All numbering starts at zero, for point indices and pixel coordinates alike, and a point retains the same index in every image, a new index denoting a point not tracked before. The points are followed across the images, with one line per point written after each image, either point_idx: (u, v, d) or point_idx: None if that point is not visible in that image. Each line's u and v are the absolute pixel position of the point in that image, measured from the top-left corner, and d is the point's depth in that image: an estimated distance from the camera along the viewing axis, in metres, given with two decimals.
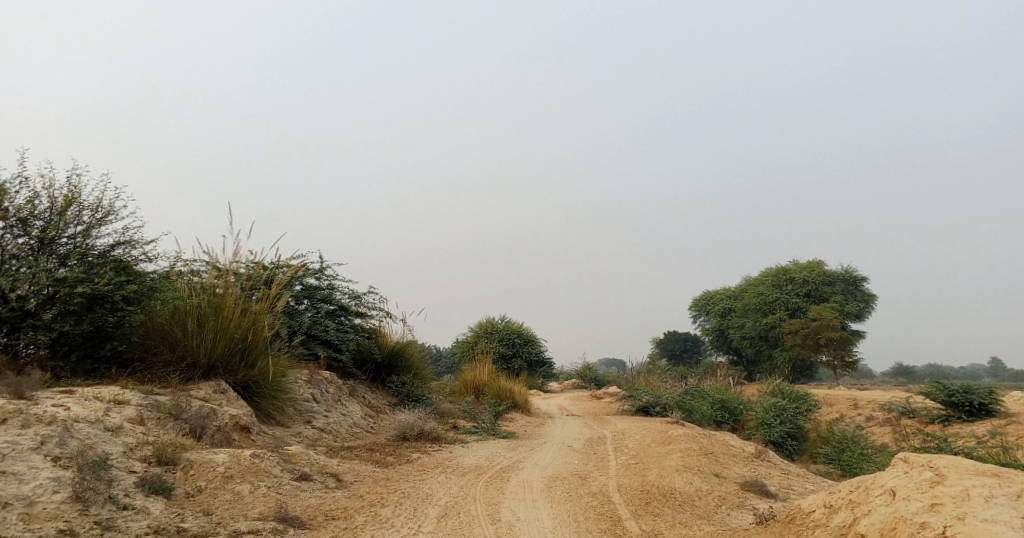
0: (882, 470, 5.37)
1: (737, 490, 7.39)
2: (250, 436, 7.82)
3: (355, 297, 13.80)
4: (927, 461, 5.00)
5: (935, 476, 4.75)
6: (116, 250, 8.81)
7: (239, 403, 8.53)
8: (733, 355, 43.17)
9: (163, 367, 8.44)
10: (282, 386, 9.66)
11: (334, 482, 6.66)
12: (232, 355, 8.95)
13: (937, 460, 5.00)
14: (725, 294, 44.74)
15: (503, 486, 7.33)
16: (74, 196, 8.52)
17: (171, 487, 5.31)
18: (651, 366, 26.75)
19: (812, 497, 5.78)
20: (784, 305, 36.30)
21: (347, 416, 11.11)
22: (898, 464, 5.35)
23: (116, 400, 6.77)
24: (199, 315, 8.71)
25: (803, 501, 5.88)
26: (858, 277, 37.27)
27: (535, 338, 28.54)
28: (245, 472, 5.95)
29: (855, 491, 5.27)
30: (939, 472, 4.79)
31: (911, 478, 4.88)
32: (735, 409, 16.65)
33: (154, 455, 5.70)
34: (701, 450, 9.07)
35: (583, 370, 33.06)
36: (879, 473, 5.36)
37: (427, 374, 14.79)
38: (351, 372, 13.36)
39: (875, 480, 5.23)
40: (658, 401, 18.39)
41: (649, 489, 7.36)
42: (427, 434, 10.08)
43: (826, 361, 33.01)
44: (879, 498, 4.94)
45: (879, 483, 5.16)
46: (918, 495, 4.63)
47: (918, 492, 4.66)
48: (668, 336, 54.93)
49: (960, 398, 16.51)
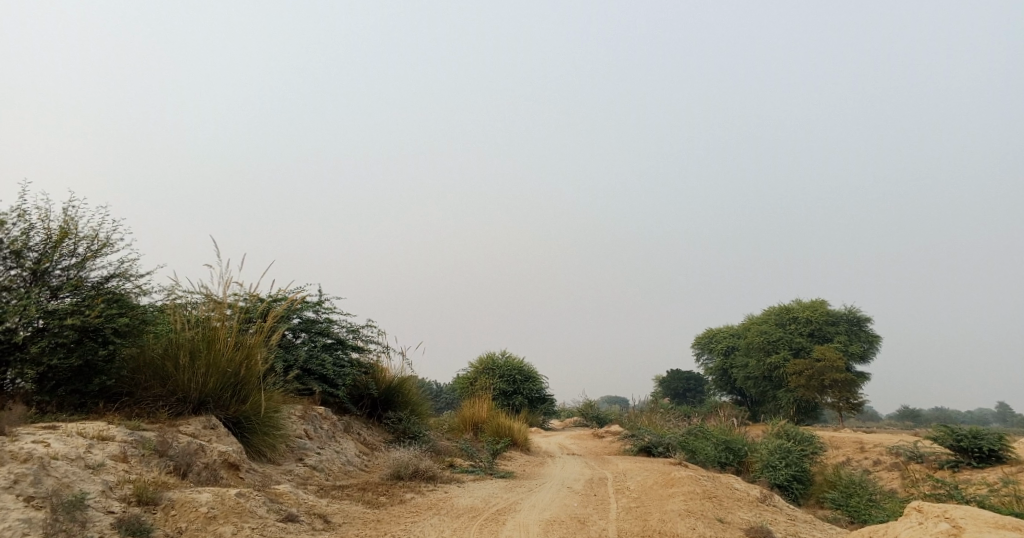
0: (895, 521, 5.13)
1: (742, 537, 7.10)
2: (238, 474, 7.58)
3: (353, 331, 13.63)
4: (943, 511, 4.79)
5: (952, 529, 4.52)
6: (110, 282, 8.70)
7: (229, 439, 8.30)
8: (737, 395, 42.59)
9: (152, 402, 8.23)
10: (274, 421, 9.42)
11: (322, 524, 6.40)
12: (224, 390, 8.74)
13: (953, 510, 4.77)
14: (728, 332, 44.40)
15: (497, 530, 7.05)
16: (70, 228, 8.45)
17: (149, 528, 5.08)
18: (653, 405, 26.34)
19: None
20: (787, 344, 35.95)
21: (340, 453, 10.84)
22: (912, 514, 5.12)
23: (99, 436, 6.57)
24: (191, 348, 8.53)
25: None
26: (862, 317, 36.97)
27: (536, 375, 28.19)
28: (229, 512, 5.71)
29: None
30: (956, 524, 4.56)
31: (927, 530, 4.65)
32: (739, 450, 16.27)
33: (134, 494, 5.48)
34: (705, 494, 8.77)
35: (584, 409, 32.58)
36: (892, 523, 5.12)
37: (425, 411, 14.50)
38: (347, 408, 13.11)
39: (888, 532, 4.98)
40: (661, 441, 18.00)
41: (651, 535, 7.07)
42: (422, 473, 9.79)
43: (831, 403, 32.51)
44: None
45: (892, 533, 4.93)
46: None
47: None
48: (672, 375, 54.31)
49: (970, 443, 16.13)
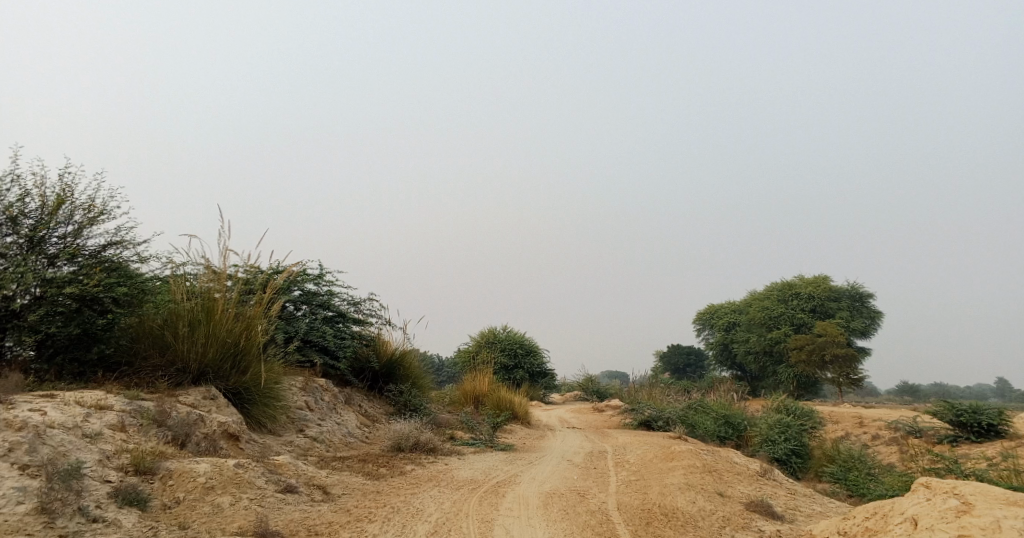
0: (902, 497, 5.08)
1: (742, 510, 7.08)
2: (238, 445, 7.57)
3: (354, 304, 13.57)
4: (951, 487, 4.73)
5: (961, 505, 4.47)
6: (108, 251, 8.60)
7: (229, 410, 8.27)
8: (738, 370, 42.73)
9: (152, 372, 8.18)
10: (275, 393, 9.40)
11: (321, 495, 6.38)
12: (224, 361, 8.68)
13: (962, 486, 4.72)
14: (729, 308, 44.41)
15: (497, 502, 7.04)
16: (66, 195, 8.32)
17: (146, 498, 5.06)
18: (654, 379, 26.43)
19: (825, 523, 5.49)
20: (789, 320, 35.94)
21: (341, 425, 10.84)
22: (919, 489, 5.06)
23: (97, 405, 6.52)
24: (190, 319, 8.45)
25: (816, 527, 5.58)
26: (864, 293, 36.87)
27: (537, 349, 28.24)
28: (227, 483, 5.69)
29: (872, 518, 4.96)
30: (965, 501, 4.51)
31: (934, 506, 4.60)
32: (739, 425, 16.32)
33: (131, 464, 5.45)
34: (705, 468, 8.75)
35: (586, 383, 32.71)
36: (898, 499, 5.07)
37: (426, 384, 14.51)
38: (348, 380, 13.12)
39: (894, 508, 4.93)
40: (661, 415, 18.06)
41: (650, 508, 7.04)
42: (423, 445, 9.79)
43: (831, 378, 32.58)
44: (900, 526, 4.65)
45: (899, 510, 4.87)
46: (944, 525, 4.33)
47: (943, 521, 4.37)
48: (672, 350, 54.47)
49: (969, 418, 16.15)
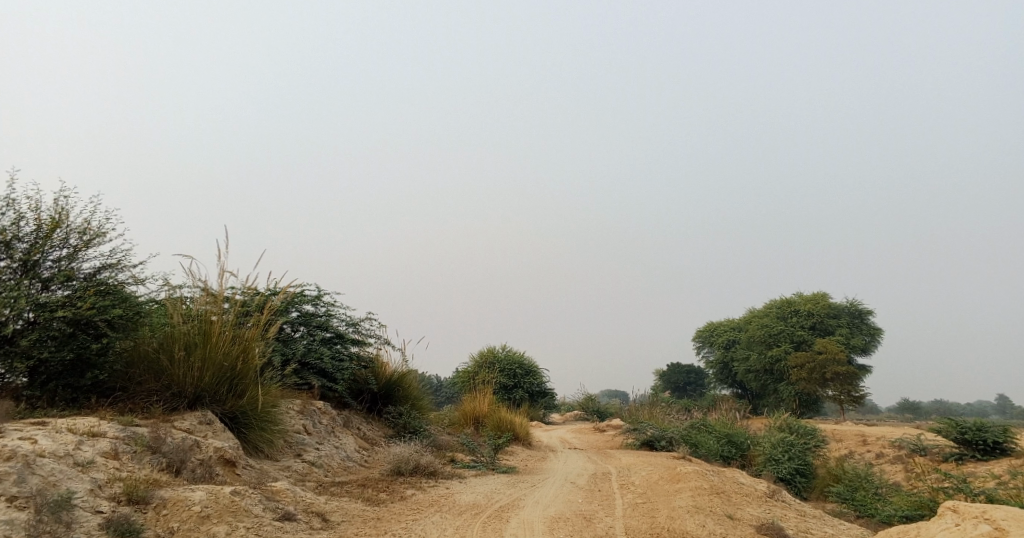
0: (930, 522, 5.00)
1: (753, 534, 6.91)
2: (235, 471, 7.38)
3: (352, 325, 13.41)
4: (982, 512, 4.65)
5: (995, 531, 4.39)
6: (103, 274, 8.46)
7: (225, 435, 8.09)
8: (738, 389, 42.42)
9: (147, 397, 8.00)
10: (272, 417, 9.21)
11: (320, 523, 6.19)
12: (220, 385, 8.52)
13: (993, 512, 4.65)
14: (729, 325, 44.22)
15: (501, 528, 6.83)
16: (61, 218, 8.20)
17: (139, 528, 4.87)
18: (654, 398, 26.18)
19: None
20: (788, 337, 35.78)
21: (339, 448, 10.63)
22: (948, 514, 5.00)
23: (90, 432, 6.34)
24: (186, 342, 8.30)
25: None
26: (863, 310, 36.78)
27: (536, 369, 28.00)
28: (223, 511, 5.50)
29: None
30: (998, 526, 4.44)
31: (966, 532, 4.52)
32: (741, 444, 16.10)
33: (124, 493, 5.27)
34: (712, 489, 8.56)
35: (586, 402, 32.41)
36: (927, 524, 4.99)
37: (425, 405, 14.29)
38: (346, 402, 12.91)
39: (923, 533, 4.85)
40: (663, 435, 17.82)
41: (659, 532, 6.86)
42: (423, 468, 9.59)
43: (833, 396, 32.34)
44: None
45: (927, 535, 4.78)
46: None
47: None
48: (672, 369, 54.11)
49: (974, 436, 15.96)
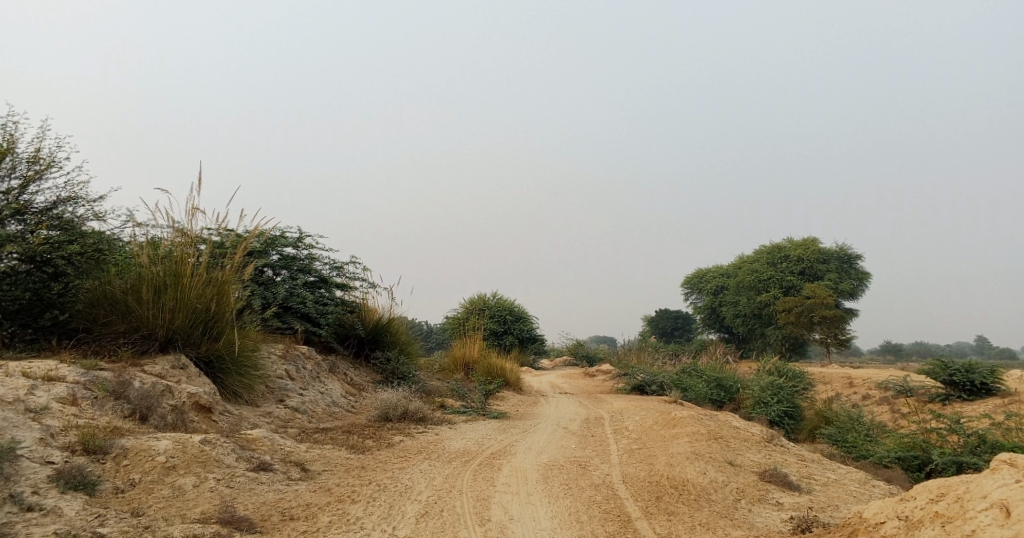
0: (982, 476, 4.74)
1: (756, 481, 6.62)
2: (211, 418, 6.95)
3: (337, 268, 12.88)
4: None
5: None
6: (59, 209, 7.79)
7: (201, 380, 7.62)
8: (726, 334, 42.63)
9: (113, 340, 7.50)
10: (251, 361, 8.74)
11: (299, 473, 5.78)
12: (194, 327, 7.99)
13: None
14: (718, 271, 44.06)
15: (493, 476, 6.46)
16: (9, 146, 7.46)
17: (94, 481, 4.43)
18: (643, 343, 26.09)
19: (877, 503, 5.14)
20: (778, 283, 35.64)
21: (325, 394, 10.25)
22: (1002, 470, 4.72)
23: (47, 376, 5.84)
24: (155, 283, 7.72)
25: (866, 507, 5.25)
26: (853, 254, 36.54)
27: (527, 315, 27.78)
28: (191, 462, 5.06)
29: (946, 501, 4.58)
30: None
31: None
32: (731, 388, 15.99)
33: (79, 442, 4.79)
34: (710, 435, 8.26)
35: (575, 347, 32.34)
36: (978, 479, 4.72)
37: (414, 351, 13.91)
38: (332, 347, 12.51)
39: (974, 489, 4.54)
40: (654, 380, 17.67)
41: (659, 481, 6.53)
42: (412, 414, 9.24)
43: (819, 339, 32.48)
44: (985, 514, 4.22)
45: (980, 494, 4.43)
46: None
47: None
48: (660, 315, 54.35)
49: (961, 377, 15.82)
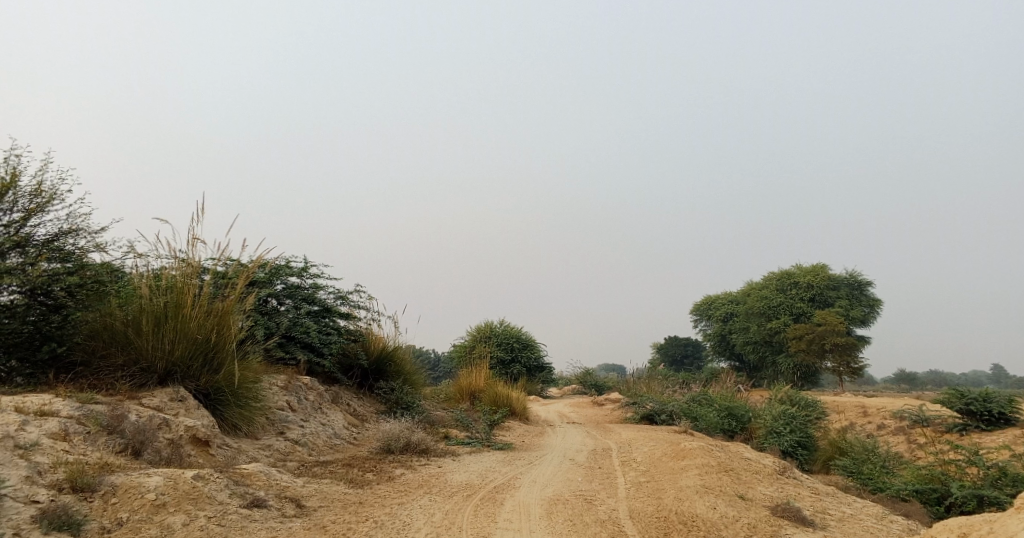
0: (1007, 516, 4.50)
1: (768, 517, 6.38)
2: (208, 452, 6.80)
3: (341, 297, 12.81)
4: None
5: None
6: (60, 241, 7.77)
7: (200, 413, 7.49)
8: (736, 361, 42.12)
9: (111, 373, 7.40)
10: (251, 393, 8.60)
11: (294, 510, 5.61)
12: (194, 359, 7.88)
13: None
14: (727, 297, 43.72)
15: (495, 512, 6.25)
16: (11, 180, 7.48)
17: (79, 521, 4.29)
18: (652, 371, 25.75)
19: None
20: (788, 309, 35.28)
21: (327, 426, 10.07)
22: None
23: (40, 411, 5.74)
24: (155, 313, 7.63)
25: None
26: (863, 281, 36.20)
27: (534, 343, 27.55)
28: (181, 499, 4.92)
29: None
30: None
31: None
32: (742, 417, 15.65)
33: (67, 480, 4.66)
34: (721, 467, 8.02)
35: (583, 376, 31.97)
36: (1003, 518, 4.49)
37: (419, 380, 13.73)
38: (335, 378, 12.36)
39: (1001, 529, 4.30)
40: (664, 409, 17.35)
41: (667, 516, 6.30)
42: (414, 446, 9.05)
43: (831, 367, 31.99)
44: None
45: (1005, 534, 4.21)
46: None
47: None
48: (669, 342, 53.85)
49: (979, 407, 15.43)
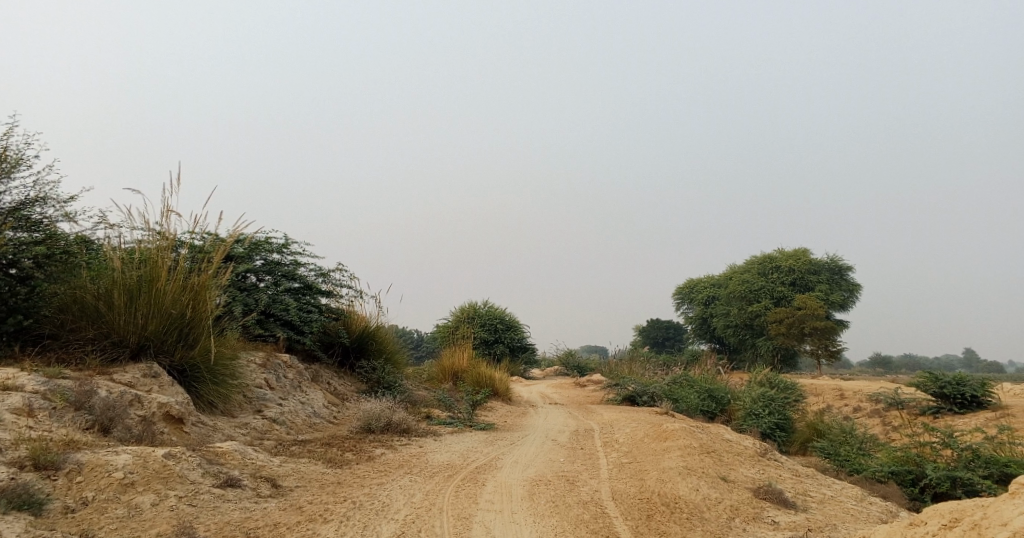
0: (996, 503, 4.46)
1: (750, 498, 6.35)
2: (182, 429, 6.62)
3: (322, 275, 12.57)
4: None
5: None
6: (27, 210, 7.45)
7: (173, 389, 7.28)
8: (716, 344, 42.50)
9: (81, 347, 7.16)
10: (228, 370, 8.39)
11: (270, 490, 5.46)
12: (168, 334, 7.64)
13: None
14: (709, 281, 43.95)
15: (476, 493, 6.15)
16: None
17: (42, 500, 4.11)
18: (634, 353, 25.82)
19: (884, 527, 4.86)
20: (769, 293, 35.51)
21: (306, 404, 9.90)
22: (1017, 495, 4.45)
23: (3, 386, 5.52)
24: (128, 288, 7.37)
25: (869, 531, 4.98)
26: (843, 266, 36.53)
27: (518, 323, 27.48)
28: (151, 478, 4.75)
29: (960, 529, 4.30)
30: None
31: None
32: (721, 399, 15.75)
33: (29, 458, 4.46)
34: (703, 448, 7.99)
35: (566, 357, 32.04)
36: (992, 505, 4.44)
37: (401, 360, 13.58)
38: (315, 356, 12.17)
39: (993, 516, 4.26)
40: (646, 390, 17.42)
41: (649, 497, 6.26)
42: (395, 425, 8.92)
43: (810, 350, 32.36)
44: None
45: (1000, 521, 4.16)
46: None
47: None
48: (651, 325, 54.19)
49: (952, 390, 15.61)
